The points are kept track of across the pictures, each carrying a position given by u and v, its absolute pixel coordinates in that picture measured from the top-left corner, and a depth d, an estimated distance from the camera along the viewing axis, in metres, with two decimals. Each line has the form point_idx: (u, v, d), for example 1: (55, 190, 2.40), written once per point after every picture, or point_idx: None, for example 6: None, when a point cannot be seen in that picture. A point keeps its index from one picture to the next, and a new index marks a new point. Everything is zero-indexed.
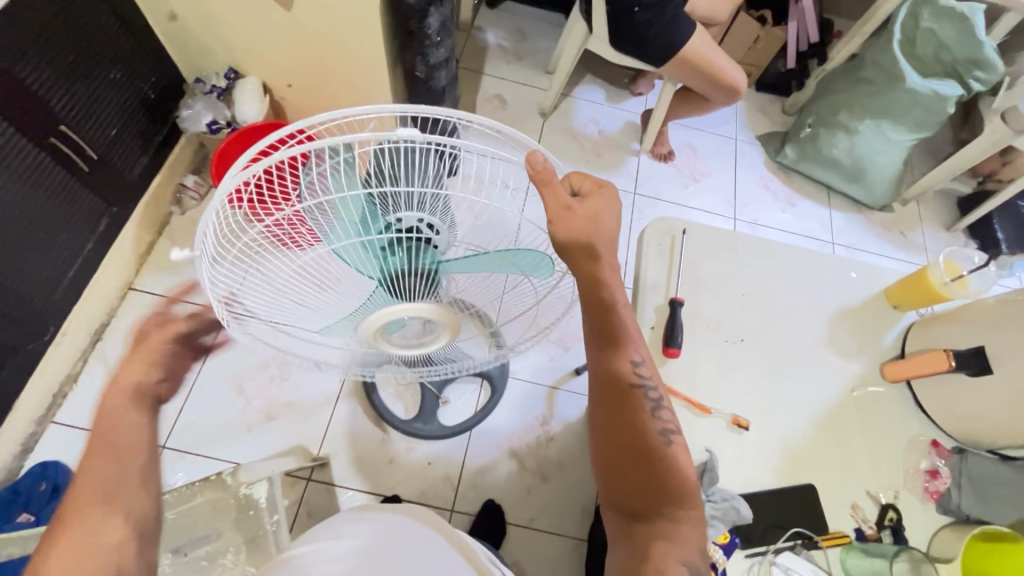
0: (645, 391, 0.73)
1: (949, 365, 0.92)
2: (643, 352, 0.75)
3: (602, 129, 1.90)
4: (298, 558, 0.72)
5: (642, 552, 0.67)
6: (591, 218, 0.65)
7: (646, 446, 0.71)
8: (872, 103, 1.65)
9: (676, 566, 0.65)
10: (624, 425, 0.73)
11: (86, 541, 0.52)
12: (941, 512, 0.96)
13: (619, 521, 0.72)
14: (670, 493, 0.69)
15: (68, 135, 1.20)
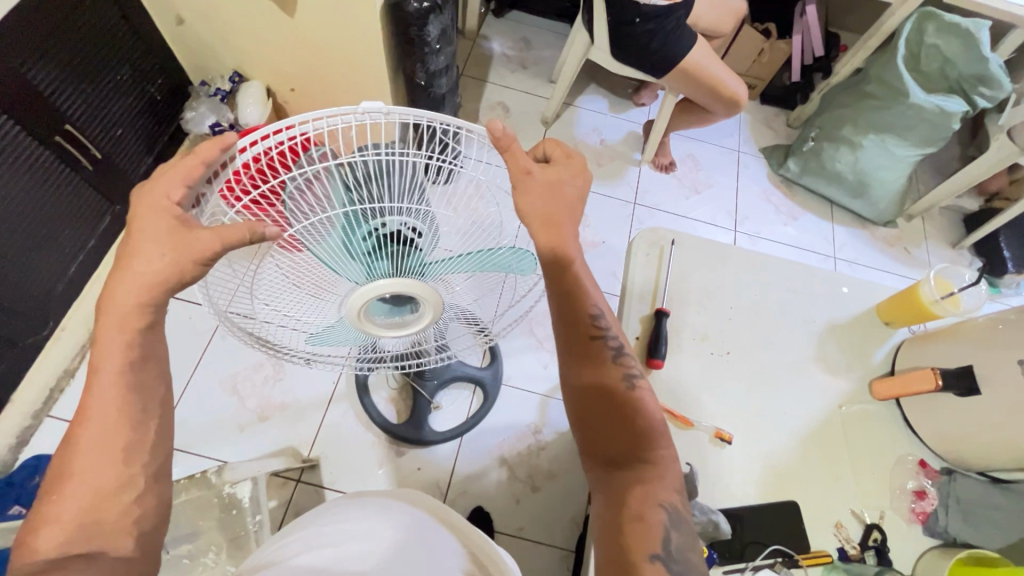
0: (606, 341, 0.75)
1: (936, 383, 0.91)
2: (602, 304, 0.76)
3: (605, 139, 1.91)
4: (290, 545, 0.67)
5: (623, 497, 0.69)
6: (553, 183, 0.66)
7: (613, 394, 0.73)
8: (876, 118, 1.63)
9: (654, 508, 0.67)
10: (590, 372, 0.75)
11: (89, 491, 0.54)
12: (928, 534, 0.93)
13: (597, 470, 0.73)
14: (641, 438, 0.71)
15: (73, 135, 1.23)
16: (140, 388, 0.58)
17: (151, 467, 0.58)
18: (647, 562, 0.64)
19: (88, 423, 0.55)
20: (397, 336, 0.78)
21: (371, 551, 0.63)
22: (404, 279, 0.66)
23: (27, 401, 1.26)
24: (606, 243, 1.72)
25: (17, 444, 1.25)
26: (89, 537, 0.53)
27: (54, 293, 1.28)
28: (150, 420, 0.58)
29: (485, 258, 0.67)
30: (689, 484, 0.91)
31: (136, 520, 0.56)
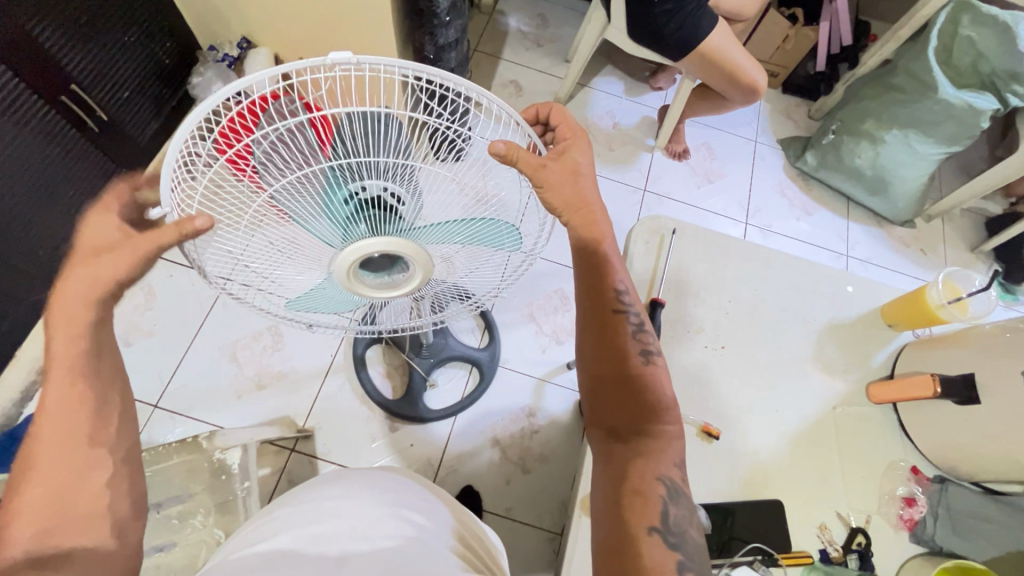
0: (627, 316, 0.75)
1: (934, 391, 0.89)
2: (626, 281, 0.76)
3: (618, 123, 1.86)
4: (263, 526, 0.62)
5: (624, 468, 0.68)
6: (571, 170, 0.67)
7: (628, 369, 0.73)
8: (901, 113, 1.56)
9: (654, 483, 0.66)
10: (610, 345, 0.74)
11: (55, 485, 0.51)
12: (913, 542, 0.92)
13: (600, 440, 0.72)
14: (648, 411, 0.70)
15: (78, 95, 1.22)
16: (102, 375, 0.55)
17: (118, 450, 0.56)
18: (646, 533, 0.63)
19: (42, 415, 0.52)
20: (387, 295, 0.76)
21: (350, 532, 0.58)
22: (387, 238, 0.63)
23: (31, 358, 1.29)
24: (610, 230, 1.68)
25: (22, 399, 1.28)
26: (60, 529, 0.50)
27: (59, 253, 1.30)
28: (114, 407, 0.56)
29: (479, 229, 0.67)
30: None
31: (109, 508, 0.54)
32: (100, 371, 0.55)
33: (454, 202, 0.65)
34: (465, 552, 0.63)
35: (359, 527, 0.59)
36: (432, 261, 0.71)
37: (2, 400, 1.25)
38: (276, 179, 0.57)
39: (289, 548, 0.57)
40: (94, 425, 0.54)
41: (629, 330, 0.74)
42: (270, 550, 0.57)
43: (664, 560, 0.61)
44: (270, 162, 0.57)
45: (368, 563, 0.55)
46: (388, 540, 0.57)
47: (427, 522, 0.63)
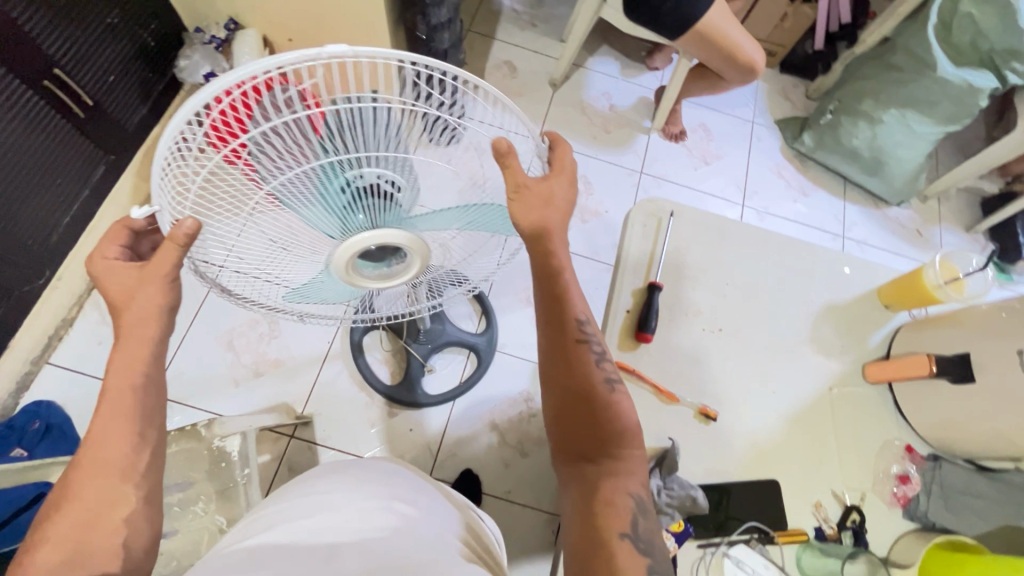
0: (589, 345, 0.74)
1: (931, 369, 0.91)
2: (588, 312, 0.76)
3: (614, 104, 1.84)
4: (259, 519, 0.61)
5: (591, 492, 0.66)
6: (545, 197, 0.66)
7: (595, 395, 0.71)
8: (899, 92, 1.55)
9: (625, 497, 0.65)
10: (574, 374, 0.73)
11: (86, 514, 0.56)
12: (907, 518, 0.93)
13: (569, 463, 0.70)
14: (615, 434, 0.68)
15: (62, 80, 1.19)
16: (140, 410, 0.61)
17: (144, 486, 0.60)
18: (617, 538, 0.62)
19: (85, 448, 0.59)
20: (384, 286, 0.76)
21: (339, 527, 0.57)
22: (385, 230, 0.64)
23: (26, 348, 1.28)
24: (607, 213, 1.67)
25: (18, 389, 1.28)
26: (76, 558, 0.53)
27: (49, 243, 1.28)
28: (147, 445, 0.61)
29: (474, 215, 0.66)
30: (669, 459, 0.89)
31: (124, 545, 0.56)
32: (142, 408, 0.61)
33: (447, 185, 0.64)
34: (472, 543, 0.65)
35: (353, 519, 0.58)
36: (431, 251, 0.71)
37: None
38: (269, 170, 0.56)
39: (278, 542, 0.55)
40: (123, 461, 0.59)
41: (593, 361, 0.73)
42: (256, 544, 0.55)
43: (633, 565, 0.60)
44: (264, 154, 0.55)
45: (358, 550, 0.53)
46: (378, 530, 0.56)
47: (432, 515, 0.63)
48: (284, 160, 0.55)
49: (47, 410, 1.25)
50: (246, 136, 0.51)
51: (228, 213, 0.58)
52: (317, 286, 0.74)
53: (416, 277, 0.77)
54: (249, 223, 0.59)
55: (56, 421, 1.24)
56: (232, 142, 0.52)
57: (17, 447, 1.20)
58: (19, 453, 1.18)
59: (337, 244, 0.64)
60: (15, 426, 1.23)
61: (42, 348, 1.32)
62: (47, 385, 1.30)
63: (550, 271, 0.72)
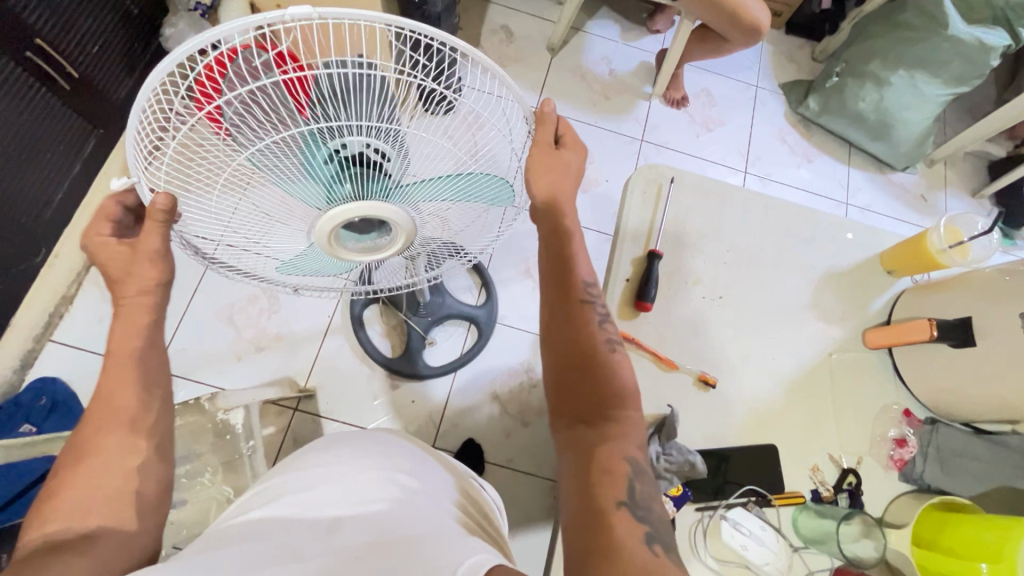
0: (593, 306, 0.75)
1: (931, 334, 0.90)
2: (594, 274, 0.78)
3: (614, 69, 1.79)
4: (261, 493, 0.62)
5: (589, 455, 0.66)
6: (563, 164, 0.69)
7: (595, 355, 0.72)
8: (907, 52, 1.51)
9: (620, 463, 0.64)
10: (574, 335, 0.73)
11: (99, 464, 0.58)
12: (903, 480, 0.95)
13: (564, 427, 0.70)
14: (613, 396, 0.69)
15: (44, 50, 1.16)
16: (145, 366, 0.64)
17: (155, 439, 0.63)
18: (614, 509, 0.61)
19: (95, 407, 0.62)
20: (369, 259, 0.74)
21: (338, 497, 0.58)
22: (370, 202, 0.62)
23: (27, 326, 1.28)
24: (607, 183, 1.65)
25: (23, 366, 1.29)
26: (90, 506, 0.55)
27: (43, 219, 1.27)
28: (152, 398, 0.64)
29: (468, 186, 0.66)
30: (668, 425, 0.89)
31: (136, 497, 0.58)
32: (150, 361, 0.65)
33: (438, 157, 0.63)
34: (467, 510, 0.66)
35: (353, 490, 0.58)
36: (416, 228, 0.71)
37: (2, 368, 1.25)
38: (249, 138, 0.54)
39: (285, 513, 0.56)
40: (132, 412, 0.62)
41: (594, 322, 0.74)
42: (258, 517, 0.56)
43: (631, 535, 0.58)
44: (243, 122, 0.54)
45: (358, 523, 0.54)
46: (380, 503, 0.57)
47: (430, 483, 0.64)
48: (263, 128, 0.54)
49: (53, 386, 1.27)
50: (218, 103, 0.50)
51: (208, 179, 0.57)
52: (305, 260, 0.73)
53: (403, 251, 0.76)
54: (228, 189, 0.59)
55: (61, 397, 1.25)
56: (206, 108, 0.51)
57: (26, 423, 1.22)
58: (27, 429, 1.21)
59: (319, 215, 0.63)
60: (23, 402, 1.24)
61: (44, 325, 1.32)
62: (51, 362, 1.31)
63: (559, 231, 0.73)
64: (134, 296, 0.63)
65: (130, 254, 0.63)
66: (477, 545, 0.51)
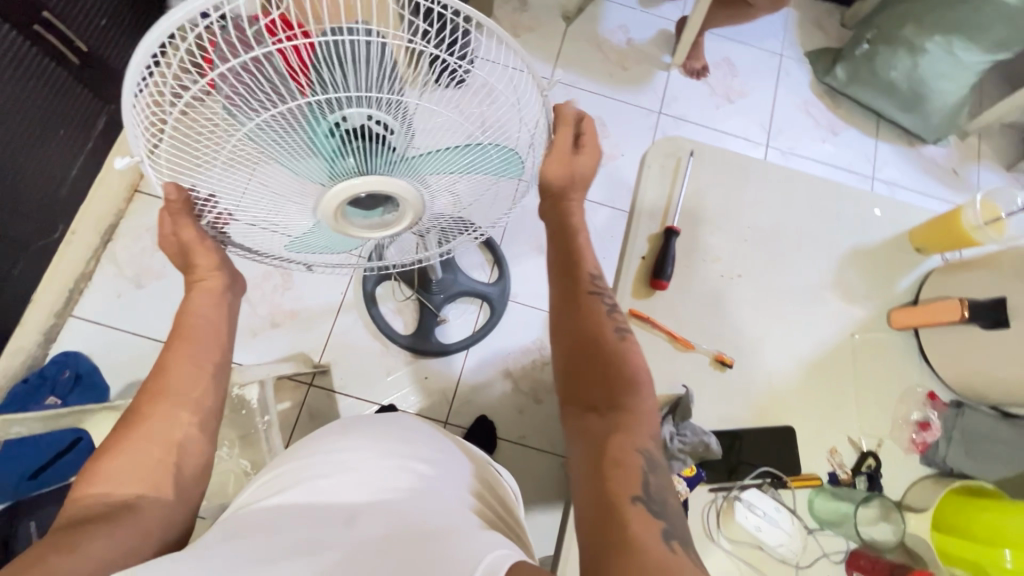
0: (602, 297, 0.76)
1: (962, 315, 0.85)
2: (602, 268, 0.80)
3: (632, 38, 1.72)
4: (282, 475, 0.62)
5: (602, 445, 0.63)
6: (570, 171, 0.71)
7: (604, 344, 0.71)
8: (945, 16, 1.41)
9: (632, 454, 0.61)
10: (585, 329, 0.73)
11: (147, 433, 0.61)
12: (923, 464, 0.92)
13: (574, 415, 0.69)
14: (624, 382, 0.67)
15: (53, 24, 1.14)
16: (198, 345, 0.69)
17: (199, 420, 0.65)
18: (629, 503, 0.57)
19: (152, 381, 0.66)
20: (379, 235, 0.73)
21: (355, 485, 0.58)
22: (375, 178, 0.61)
23: (48, 302, 1.31)
24: (623, 157, 1.61)
25: (45, 341, 1.32)
26: (132, 473, 0.58)
27: (59, 196, 1.28)
28: (202, 376, 0.67)
29: (474, 157, 0.64)
30: (684, 405, 0.87)
31: (175, 470, 0.60)
32: (208, 345, 0.70)
33: (443, 128, 0.60)
34: (482, 496, 0.65)
35: (370, 480, 0.59)
36: (425, 206, 0.69)
37: (26, 342, 1.28)
38: (244, 110, 0.53)
39: (301, 502, 0.57)
40: (181, 387, 0.65)
41: (603, 317, 0.74)
42: (280, 505, 0.57)
43: (648, 526, 0.55)
44: (238, 93, 0.52)
45: (376, 514, 0.54)
46: (398, 494, 0.57)
47: (448, 472, 0.64)
48: (259, 98, 0.52)
49: (75, 360, 1.30)
50: (208, 76, 0.49)
51: (204, 155, 0.56)
52: (311, 237, 0.72)
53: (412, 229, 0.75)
54: (227, 167, 0.57)
55: (84, 371, 1.29)
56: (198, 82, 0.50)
57: (52, 395, 1.26)
58: (53, 401, 1.25)
59: (324, 193, 0.62)
60: (47, 375, 1.28)
61: (65, 301, 1.35)
62: (73, 337, 1.35)
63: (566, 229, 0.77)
64: (204, 290, 0.71)
65: (187, 248, 0.67)
66: (497, 538, 0.51)
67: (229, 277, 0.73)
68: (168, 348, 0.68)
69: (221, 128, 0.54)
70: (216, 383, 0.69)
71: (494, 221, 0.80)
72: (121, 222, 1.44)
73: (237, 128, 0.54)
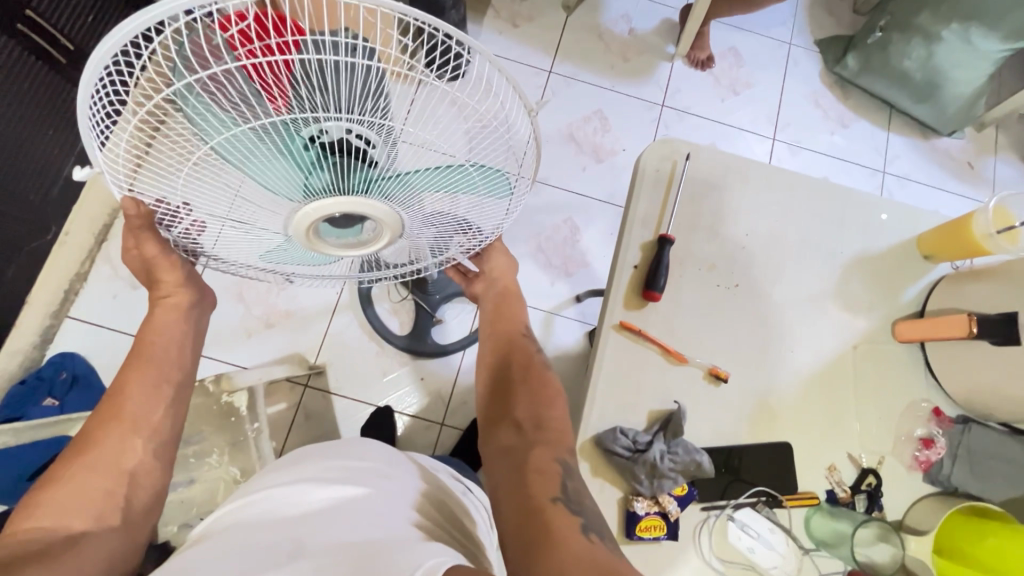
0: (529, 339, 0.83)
1: (970, 332, 0.75)
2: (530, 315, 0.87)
3: (634, 27, 1.67)
4: (237, 507, 0.60)
5: (521, 456, 0.66)
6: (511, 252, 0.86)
7: (530, 374, 0.77)
8: (962, 3, 1.34)
9: (551, 463, 0.65)
10: (515, 359, 0.80)
11: (97, 462, 0.61)
12: (928, 482, 0.81)
13: (496, 437, 0.72)
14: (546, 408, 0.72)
15: (37, 22, 1.12)
16: (160, 366, 0.69)
17: (153, 447, 0.65)
18: (549, 503, 0.60)
19: (107, 403, 0.66)
20: (353, 253, 0.71)
21: (302, 514, 0.57)
22: (349, 198, 0.59)
23: (44, 303, 1.30)
24: (625, 152, 1.57)
25: (43, 341, 1.32)
26: (82, 501, 0.58)
27: (50, 197, 1.27)
28: (161, 400, 0.68)
29: (459, 176, 0.61)
30: (676, 421, 0.75)
31: (124, 502, 0.60)
32: (171, 366, 0.70)
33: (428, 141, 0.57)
34: (432, 515, 0.63)
35: (305, 503, 0.58)
36: (404, 226, 0.67)
37: (23, 343, 1.28)
38: (213, 121, 0.50)
39: (252, 530, 0.55)
40: (138, 413, 0.65)
41: (532, 351, 0.81)
42: (224, 537, 0.54)
43: (567, 524, 0.58)
44: (204, 108, 0.49)
45: (323, 539, 0.52)
46: (349, 518, 0.55)
47: (391, 488, 0.63)
48: (229, 112, 0.49)
49: (72, 361, 1.29)
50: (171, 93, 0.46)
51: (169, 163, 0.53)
52: (285, 252, 0.70)
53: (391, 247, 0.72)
54: (193, 176, 0.54)
55: (81, 372, 1.28)
56: (158, 97, 0.47)
57: (49, 396, 1.25)
58: (50, 403, 1.24)
59: (296, 208, 0.60)
60: (43, 376, 1.27)
61: (60, 302, 1.33)
62: (70, 338, 1.33)
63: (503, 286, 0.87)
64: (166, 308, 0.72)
65: (150, 264, 0.68)
66: (437, 547, 0.52)
67: (195, 292, 0.74)
68: (129, 369, 0.68)
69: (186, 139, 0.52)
70: (174, 408, 0.69)
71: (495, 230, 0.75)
72: (116, 221, 1.40)
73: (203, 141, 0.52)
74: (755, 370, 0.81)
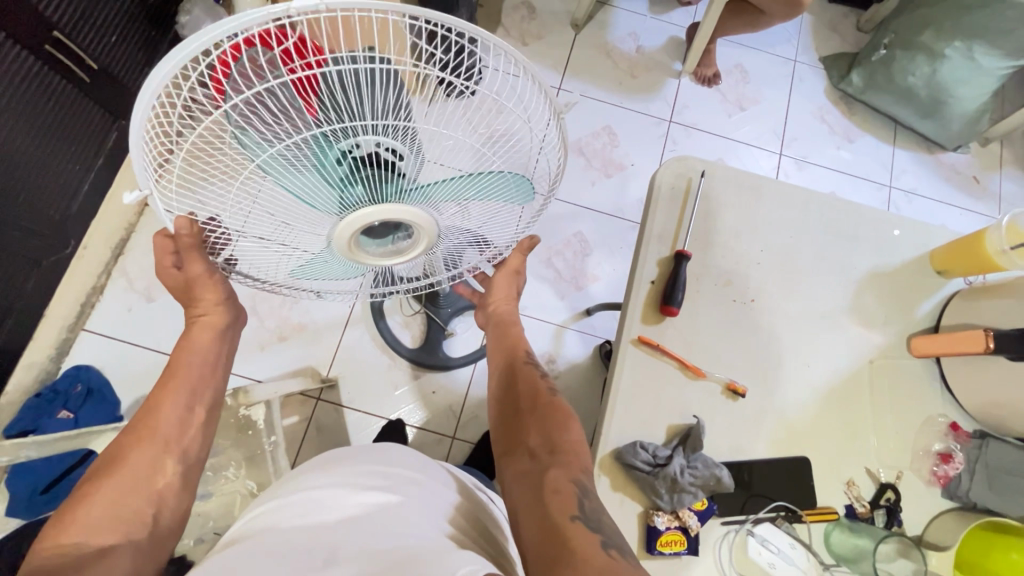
0: (534, 367, 0.84)
1: (986, 347, 0.77)
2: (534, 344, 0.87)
3: (642, 45, 1.70)
4: (259, 516, 0.61)
5: (540, 479, 0.66)
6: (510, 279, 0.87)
7: (538, 399, 0.78)
8: (967, 21, 1.37)
9: (567, 484, 0.65)
10: (522, 388, 0.80)
11: (127, 480, 0.61)
12: (946, 497, 0.81)
13: (514, 462, 0.72)
14: (561, 429, 0.73)
15: (64, 43, 1.15)
16: (192, 388, 0.70)
17: (181, 469, 0.66)
18: (569, 522, 0.60)
19: (140, 422, 0.67)
20: (394, 261, 0.73)
21: (331, 521, 0.58)
22: (388, 206, 0.60)
23: (61, 316, 1.32)
24: (633, 167, 1.59)
25: (58, 354, 1.33)
26: (113, 519, 0.58)
27: (69, 211, 1.29)
28: (191, 423, 0.69)
29: (488, 183, 0.62)
30: (695, 436, 0.76)
31: (152, 521, 0.61)
32: (203, 388, 0.71)
33: (454, 151, 0.59)
34: (463, 525, 0.63)
35: (341, 509, 0.59)
36: (439, 229, 0.68)
37: (39, 356, 1.29)
38: (253, 141, 0.51)
39: (276, 536, 0.56)
40: (170, 432, 0.66)
41: (537, 375, 0.82)
42: (247, 544, 0.55)
43: (588, 541, 0.57)
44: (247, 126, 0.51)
45: (353, 545, 0.53)
46: (378, 526, 0.56)
47: (424, 498, 0.64)
48: (269, 129, 0.51)
49: (87, 373, 1.30)
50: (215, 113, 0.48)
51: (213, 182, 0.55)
52: (316, 266, 0.72)
53: (426, 253, 0.74)
54: (234, 193, 0.56)
55: (96, 385, 1.29)
56: (205, 116, 0.49)
57: (64, 409, 1.26)
58: (65, 416, 1.25)
59: (338, 220, 0.61)
60: (59, 389, 1.28)
61: (77, 315, 1.35)
62: (85, 350, 1.35)
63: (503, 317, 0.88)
64: (208, 333, 0.73)
65: (190, 283, 0.68)
66: (470, 555, 0.53)
67: (232, 312, 0.75)
68: (164, 389, 0.69)
69: (227, 158, 0.53)
70: (203, 432, 0.70)
71: (514, 236, 0.78)
72: (133, 235, 1.43)
73: (243, 159, 0.53)
74: (773, 384, 0.82)
